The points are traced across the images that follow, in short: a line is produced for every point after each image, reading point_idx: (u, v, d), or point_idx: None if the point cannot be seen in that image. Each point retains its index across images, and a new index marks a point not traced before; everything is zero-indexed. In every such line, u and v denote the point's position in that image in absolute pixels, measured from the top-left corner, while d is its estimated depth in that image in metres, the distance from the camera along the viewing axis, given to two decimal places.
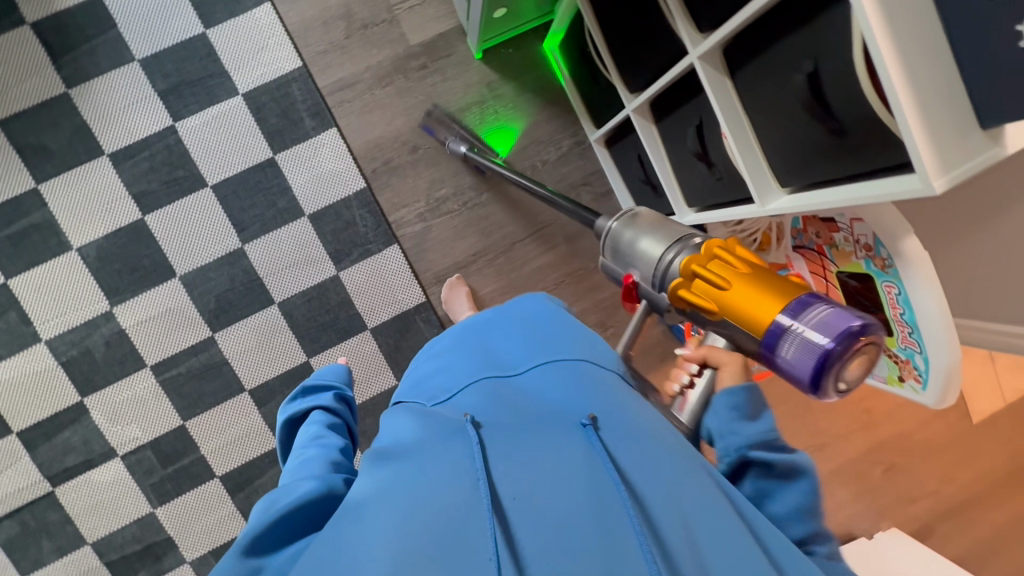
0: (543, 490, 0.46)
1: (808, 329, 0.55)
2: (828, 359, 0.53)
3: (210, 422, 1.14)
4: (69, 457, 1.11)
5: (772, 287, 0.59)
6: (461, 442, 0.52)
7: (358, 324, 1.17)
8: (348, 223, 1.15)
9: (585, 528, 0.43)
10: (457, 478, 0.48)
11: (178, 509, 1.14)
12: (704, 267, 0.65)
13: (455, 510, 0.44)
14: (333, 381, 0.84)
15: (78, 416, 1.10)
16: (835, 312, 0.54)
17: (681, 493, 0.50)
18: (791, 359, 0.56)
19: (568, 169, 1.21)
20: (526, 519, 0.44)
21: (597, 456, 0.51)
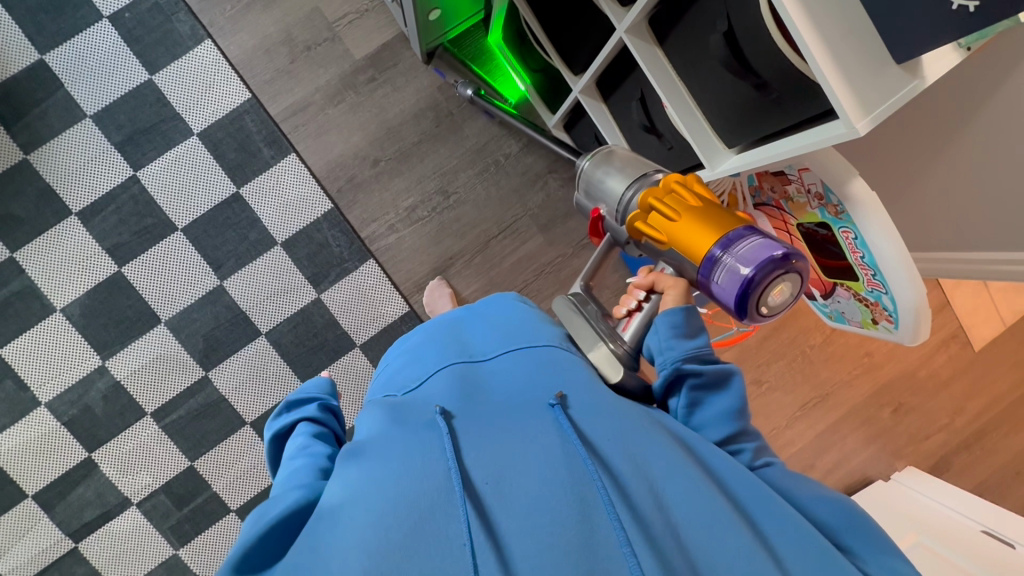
0: (513, 471, 0.48)
1: (737, 257, 0.57)
2: (753, 282, 0.56)
3: (217, 459, 1.16)
4: (87, 513, 1.13)
5: (715, 218, 0.61)
6: (431, 430, 0.52)
7: (347, 342, 1.18)
8: (321, 245, 1.15)
9: (558, 508, 0.45)
10: (429, 466, 0.48)
11: (200, 547, 1.16)
12: (660, 201, 0.65)
13: (428, 503, 0.45)
14: (318, 392, 0.74)
15: (88, 471, 1.12)
16: (766, 243, 0.57)
17: (652, 457, 0.50)
18: (721, 284, 0.59)
19: (532, 159, 1.20)
20: (501, 505, 0.46)
21: (567, 432, 0.51)
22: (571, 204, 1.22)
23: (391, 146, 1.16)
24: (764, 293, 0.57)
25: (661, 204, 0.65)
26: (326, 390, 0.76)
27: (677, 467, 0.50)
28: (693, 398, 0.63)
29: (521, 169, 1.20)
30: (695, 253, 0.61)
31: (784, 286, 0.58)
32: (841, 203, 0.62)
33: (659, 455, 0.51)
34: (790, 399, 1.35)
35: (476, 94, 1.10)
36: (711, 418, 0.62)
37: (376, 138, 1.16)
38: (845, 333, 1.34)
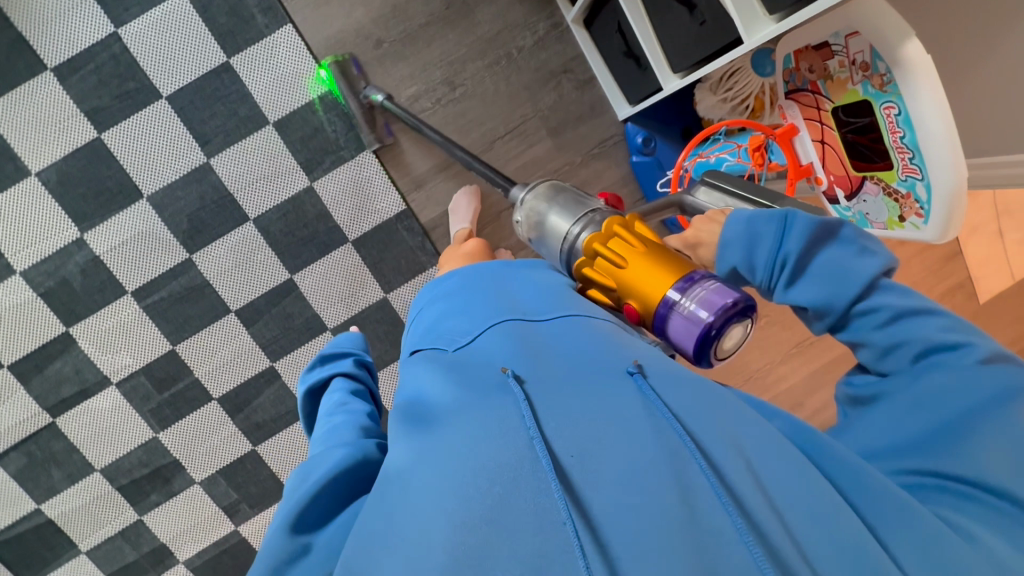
0: (600, 443, 0.42)
1: (691, 308, 0.55)
2: (711, 335, 0.54)
3: (199, 345, 1.13)
4: (65, 389, 1.11)
5: (661, 263, 0.59)
6: (501, 398, 0.47)
7: (339, 236, 1.13)
8: (316, 129, 1.08)
9: (659, 483, 0.40)
10: (508, 434, 0.44)
11: (181, 432, 1.15)
12: (604, 246, 0.64)
13: (515, 475, 0.41)
14: (350, 349, 0.80)
15: (66, 346, 1.09)
16: (718, 289, 0.55)
17: (744, 436, 0.45)
18: (676, 332, 0.57)
19: (547, 56, 1.12)
20: (595, 474, 0.40)
21: (651, 402, 0.46)
22: (584, 109, 1.14)
23: (396, 27, 1.08)
24: (721, 341, 0.55)
25: (608, 247, 0.64)
26: (357, 347, 0.81)
27: (773, 450, 0.44)
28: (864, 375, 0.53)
29: (533, 66, 1.12)
30: (649, 303, 0.59)
31: (737, 332, 0.56)
32: (893, 73, 0.57)
33: (755, 434, 0.45)
34: (787, 335, 1.33)
35: (385, 100, 1.03)
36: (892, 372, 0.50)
37: (381, 16, 1.07)
38: None
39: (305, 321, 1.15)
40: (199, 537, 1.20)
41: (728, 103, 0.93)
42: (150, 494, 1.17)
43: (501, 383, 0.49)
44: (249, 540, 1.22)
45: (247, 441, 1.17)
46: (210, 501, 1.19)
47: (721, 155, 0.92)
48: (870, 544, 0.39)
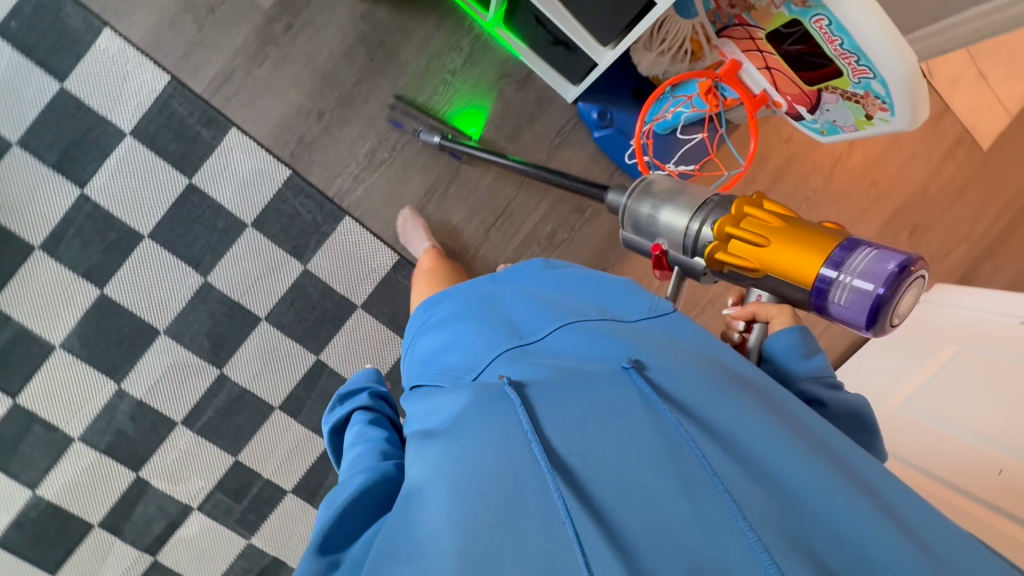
0: (598, 443, 0.45)
1: (859, 268, 0.52)
2: (884, 300, 0.51)
3: (259, 448, 1.17)
4: (155, 528, 1.17)
5: (819, 231, 0.57)
6: (500, 410, 0.49)
7: (348, 306, 1.16)
8: (292, 215, 1.11)
9: (657, 480, 0.42)
10: (509, 446, 0.46)
11: (270, 531, 1.20)
12: (738, 228, 0.62)
13: (521, 486, 0.43)
14: (364, 387, 0.76)
15: (143, 490, 1.15)
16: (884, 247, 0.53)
17: (731, 418, 0.46)
18: (843, 304, 0.54)
19: (480, 69, 1.13)
20: (595, 478, 0.43)
21: (647, 398, 0.48)
22: (532, 105, 1.15)
23: (331, 95, 1.10)
24: (898, 303, 0.52)
25: (750, 221, 0.61)
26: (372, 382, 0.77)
27: (761, 428, 0.46)
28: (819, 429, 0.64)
29: (471, 84, 1.13)
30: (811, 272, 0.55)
31: (910, 293, 0.53)
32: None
33: (746, 412, 0.47)
34: None
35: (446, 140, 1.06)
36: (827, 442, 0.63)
37: (314, 90, 1.09)
38: (845, 167, 1.28)
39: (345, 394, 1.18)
40: None
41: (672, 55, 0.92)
42: None
43: (499, 392, 0.50)
44: None
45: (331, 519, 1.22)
46: None
47: (675, 108, 0.92)
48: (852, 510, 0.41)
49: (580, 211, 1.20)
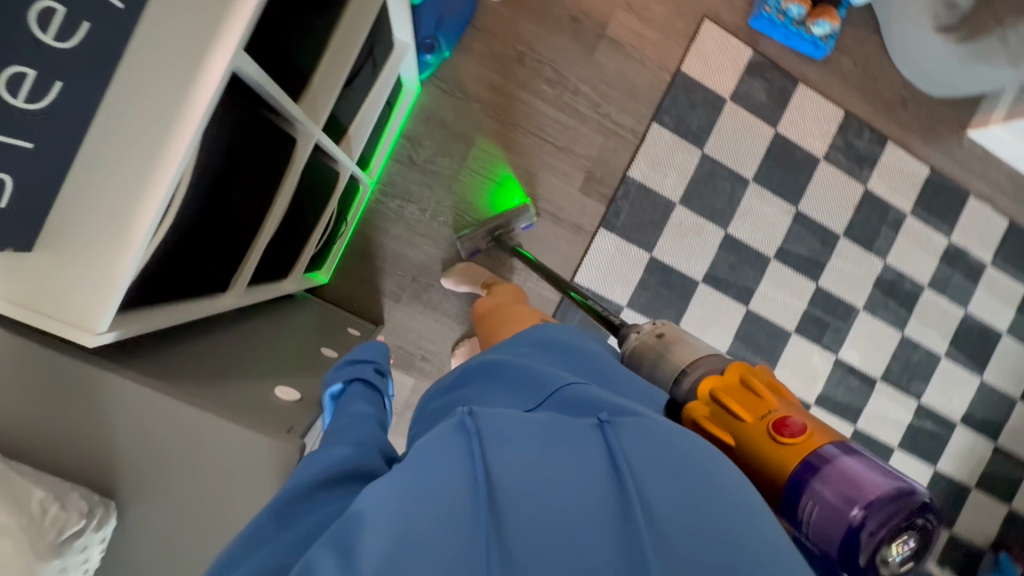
0: (567, 493, 0.39)
1: (839, 473, 0.51)
2: (875, 527, 0.48)
3: (783, 314, 1.32)
4: (858, 382, 1.36)
5: (798, 441, 0.54)
6: (458, 439, 0.42)
7: (652, 262, 1.25)
8: (585, 326, 1.23)
9: (593, 544, 0.37)
10: (454, 472, 0.39)
11: (853, 291, 1.34)
12: (719, 401, 0.61)
13: (457, 513, 0.37)
14: (369, 353, 0.64)
15: (827, 397, 1.35)
16: (890, 482, 0.49)
17: (682, 502, 0.41)
18: (816, 503, 0.51)
19: (412, 183, 1.15)
20: (530, 530, 0.37)
21: (612, 458, 0.43)
22: (434, 124, 1.15)
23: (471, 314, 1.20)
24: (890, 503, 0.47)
25: (726, 397, 0.60)
26: (375, 353, 0.66)
27: (713, 504, 0.41)
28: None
29: (427, 189, 1.16)
30: (790, 468, 0.53)
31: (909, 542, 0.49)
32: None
33: (719, 487, 0.43)
34: None
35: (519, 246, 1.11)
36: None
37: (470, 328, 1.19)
38: None
39: (730, 249, 1.28)
40: (924, 234, 1.37)
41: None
42: (906, 286, 1.37)
43: (459, 425, 0.44)
44: (918, 190, 1.35)
45: (841, 240, 1.33)
46: (897, 237, 1.36)
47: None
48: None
49: (520, 55, 1.16)
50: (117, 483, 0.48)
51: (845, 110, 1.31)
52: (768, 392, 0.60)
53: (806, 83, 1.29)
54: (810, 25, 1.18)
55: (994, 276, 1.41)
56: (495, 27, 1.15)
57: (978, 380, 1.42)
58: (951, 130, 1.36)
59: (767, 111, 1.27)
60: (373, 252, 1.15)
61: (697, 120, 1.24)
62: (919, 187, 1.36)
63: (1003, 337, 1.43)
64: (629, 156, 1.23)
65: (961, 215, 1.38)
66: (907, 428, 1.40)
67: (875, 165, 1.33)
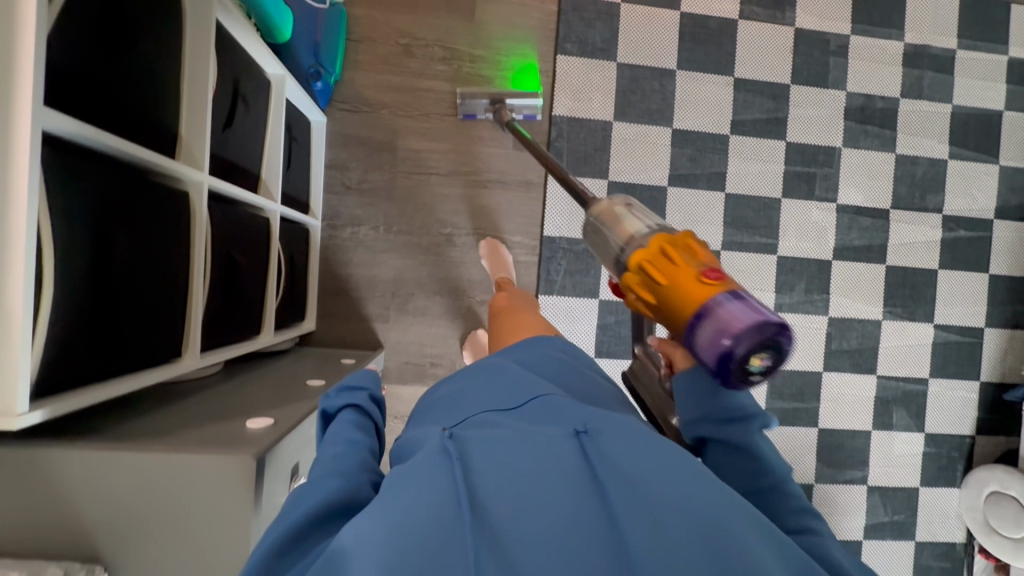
0: (550, 509, 0.38)
1: (724, 311, 0.48)
2: (734, 351, 0.47)
3: (764, 185, 1.26)
4: (870, 220, 1.29)
5: (717, 275, 0.51)
6: (441, 464, 0.41)
7: (611, 187, 1.22)
8: (572, 273, 1.21)
9: (585, 560, 0.35)
10: (435, 496, 0.38)
11: (826, 134, 1.27)
12: (650, 253, 0.57)
13: (445, 535, 0.35)
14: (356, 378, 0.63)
15: (844, 246, 1.28)
16: (750, 314, 0.47)
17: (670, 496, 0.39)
18: (698, 341, 0.50)
19: (354, 208, 1.16)
20: (519, 548, 0.35)
21: (593, 464, 0.42)
22: (353, 144, 1.16)
23: (460, 307, 1.19)
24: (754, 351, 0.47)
25: (657, 255, 0.56)
26: (367, 380, 0.64)
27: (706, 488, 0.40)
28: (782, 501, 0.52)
29: (372, 208, 1.17)
30: (682, 314, 0.52)
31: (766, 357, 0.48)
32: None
33: (706, 476, 0.42)
34: None
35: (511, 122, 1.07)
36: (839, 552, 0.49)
37: (466, 319, 1.19)
38: None
39: (684, 143, 1.24)
40: (875, 49, 1.29)
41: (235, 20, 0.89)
42: (879, 107, 1.29)
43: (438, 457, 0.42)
44: (850, 7, 1.27)
45: (792, 88, 1.26)
46: (848, 61, 1.28)
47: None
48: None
49: (404, 48, 1.17)
50: (101, 555, 0.49)
51: None
52: (698, 251, 0.55)
53: None
54: None
55: (966, 58, 1.31)
56: (371, 32, 1.16)
57: (997, 167, 1.32)
58: None
59: None
60: (346, 285, 1.17)
61: (598, 35, 1.21)
62: (850, 3, 1.28)
63: (1004, 114, 1.32)
64: (548, 96, 1.21)
65: (906, 12, 1.29)
66: (942, 244, 1.31)
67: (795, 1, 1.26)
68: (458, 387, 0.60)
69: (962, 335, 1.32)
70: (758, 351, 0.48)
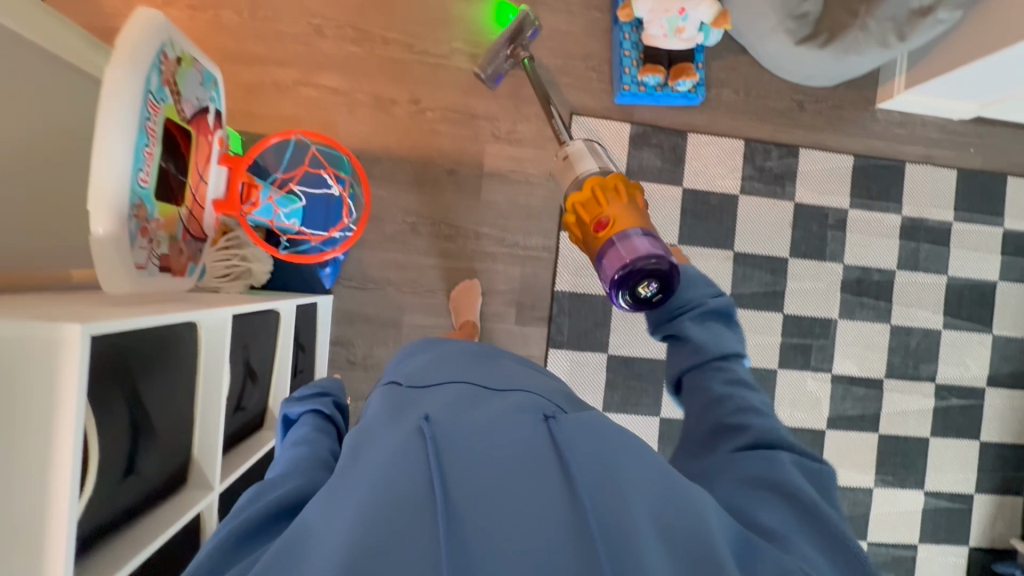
0: (503, 483, 0.46)
1: (625, 243, 0.77)
2: (627, 272, 0.75)
3: (760, 356, 1.28)
4: (864, 390, 1.31)
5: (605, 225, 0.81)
6: (417, 445, 0.49)
7: (611, 360, 1.24)
8: None
9: (547, 526, 0.43)
10: (410, 476, 0.46)
11: (823, 306, 1.30)
12: (584, 191, 0.85)
13: (417, 495, 0.44)
14: (323, 386, 0.74)
15: (838, 415, 1.31)
16: (639, 247, 0.76)
17: (627, 466, 0.48)
18: (606, 264, 0.79)
19: (358, 382, 1.18)
20: (482, 511, 0.44)
21: (556, 442, 0.51)
22: (359, 322, 1.18)
23: None
24: (640, 276, 0.74)
25: (587, 195, 0.85)
26: (333, 386, 0.75)
27: (658, 467, 0.50)
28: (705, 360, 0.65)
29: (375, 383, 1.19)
30: (594, 246, 0.82)
31: (650, 282, 0.74)
32: (126, 205, 0.52)
33: (647, 464, 0.50)
34: None
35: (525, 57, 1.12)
36: (726, 386, 0.61)
37: None
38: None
39: None
40: (873, 223, 1.31)
41: (229, 279, 0.90)
42: (875, 280, 1.31)
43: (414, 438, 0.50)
44: (850, 183, 1.30)
45: (791, 262, 1.29)
46: (846, 235, 1.30)
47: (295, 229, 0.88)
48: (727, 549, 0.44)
49: (411, 226, 1.19)
50: None
51: (744, 139, 1.27)
52: (613, 198, 0.83)
53: (695, 130, 1.26)
54: (674, 85, 1.17)
55: (963, 230, 1.34)
56: (380, 212, 1.18)
57: (990, 337, 1.35)
58: (861, 108, 1.31)
59: (667, 173, 1.25)
60: None
61: None
62: (849, 179, 1.30)
63: (998, 285, 1.35)
64: (552, 271, 1.23)
65: (905, 187, 1.32)
66: (933, 412, 1.33)
67: (796, 178, 1.29)
68: (429, 369, 0.67)
69: (952, 502, 1.34)
70: (644, 277, 0.74)
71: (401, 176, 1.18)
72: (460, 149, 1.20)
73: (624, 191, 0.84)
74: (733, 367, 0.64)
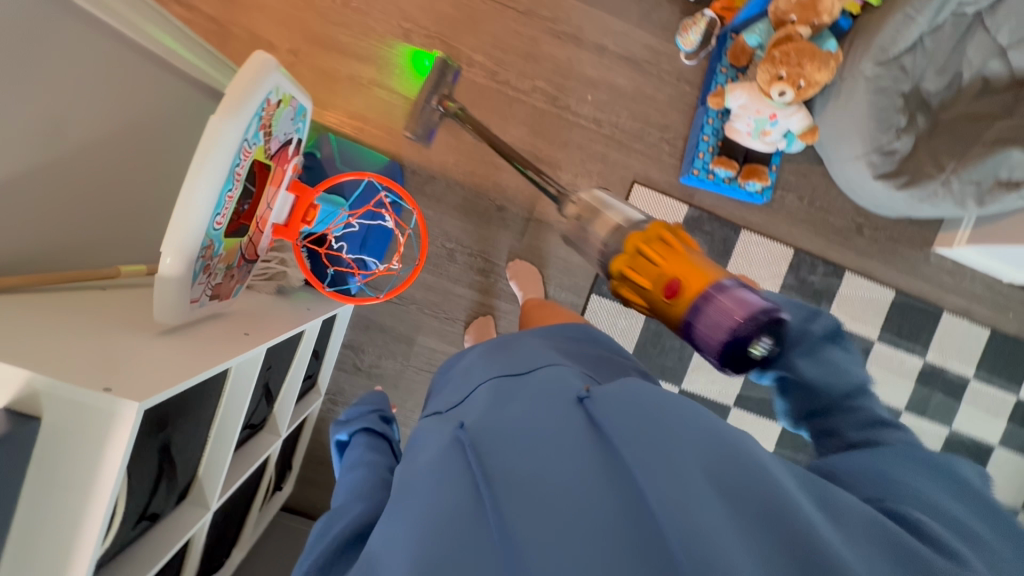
0: (546, 471, 0.44)
1: (715, 304, 0.61)
2: (737, 337, 0.60)
3: None
4: None
5: (679, 292, 0.65)
6: (456, 452, 0.49)
7: None
8: None
9: (600, 517, 0.40)
10: (456, 487, 0.45)
11: None
12: (644, 247, 0.70)
13: (464, 513, 0.43)
14: (374, 402, 0.76)
15: None
16: (743, 306, 0.60)
17: (678, 434, 0.44)
18: (699, 326, 0.63)
19: (359, 387, 1.19)
20: (531, 504, 0.42)
21: (597, 429, 0.47)
22: (373, 331, 1.18)
23: None
24: (745, 334, 0.59)
25: (648, 251, 0.69)
26: (375, 400, 0.77)
27: (702, 429, 0.45)
28: (824, 427, 0.56)
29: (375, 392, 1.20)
30: (681, 310, 0.65)
31: (763, 340, 0.59)
32: (197, 245, 0.52)
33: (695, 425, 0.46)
34: None
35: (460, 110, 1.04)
36: (862, 435, 0.53)
37: None
38: None
39: None
40: (895, 361, 1.31)
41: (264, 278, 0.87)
42: None
43: (455, 443, 0.50)
44: (884, 317, 1.29)
45: None
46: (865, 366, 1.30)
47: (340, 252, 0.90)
48: (795, 489, 0.42)
49: (448, 252, 1.18)
50: None
51: (795, 248, 1.26)
52: (678, 246, 0.69)
53: (749, 227, 1.25)
54: (742, 183, 1.16)
55: (978, 390, 1.34)
56: None
57: None
58: (916, 247, 1.29)
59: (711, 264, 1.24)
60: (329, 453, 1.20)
61: None
62: (884, 313, 1.29)
63: (995, 450, 1.36)
64: None
65: (936, 334, 1.31)
66: None
67: (833, 299, 1.28)
68: (470, 365, 0.65)
69: None
70: (749, 331, 0.59)
71: (450, 200, 1.17)
72: (516, 188, 1.18)
73: (672, 237, 0.69)
74: (870, 408, 0.55)
